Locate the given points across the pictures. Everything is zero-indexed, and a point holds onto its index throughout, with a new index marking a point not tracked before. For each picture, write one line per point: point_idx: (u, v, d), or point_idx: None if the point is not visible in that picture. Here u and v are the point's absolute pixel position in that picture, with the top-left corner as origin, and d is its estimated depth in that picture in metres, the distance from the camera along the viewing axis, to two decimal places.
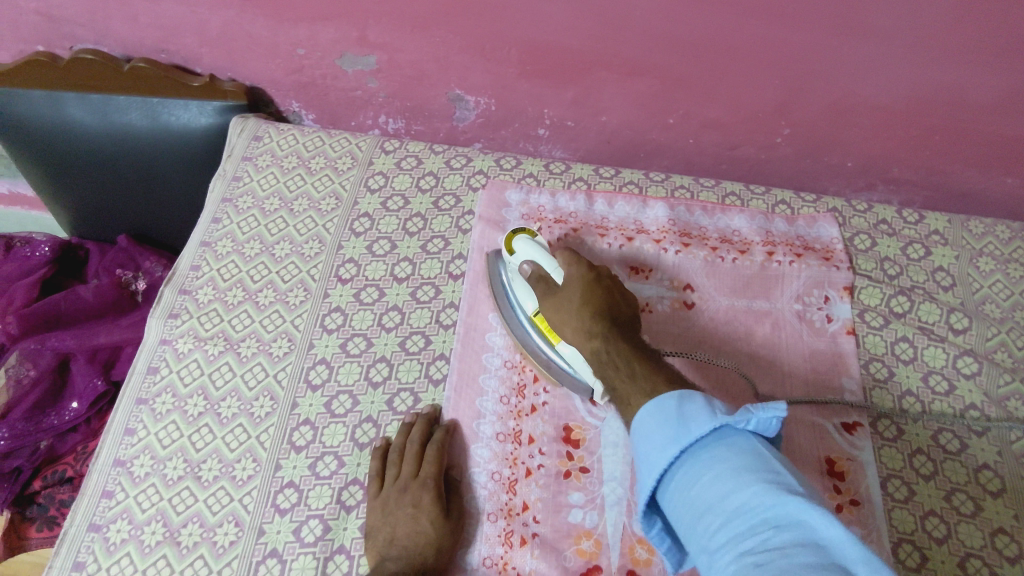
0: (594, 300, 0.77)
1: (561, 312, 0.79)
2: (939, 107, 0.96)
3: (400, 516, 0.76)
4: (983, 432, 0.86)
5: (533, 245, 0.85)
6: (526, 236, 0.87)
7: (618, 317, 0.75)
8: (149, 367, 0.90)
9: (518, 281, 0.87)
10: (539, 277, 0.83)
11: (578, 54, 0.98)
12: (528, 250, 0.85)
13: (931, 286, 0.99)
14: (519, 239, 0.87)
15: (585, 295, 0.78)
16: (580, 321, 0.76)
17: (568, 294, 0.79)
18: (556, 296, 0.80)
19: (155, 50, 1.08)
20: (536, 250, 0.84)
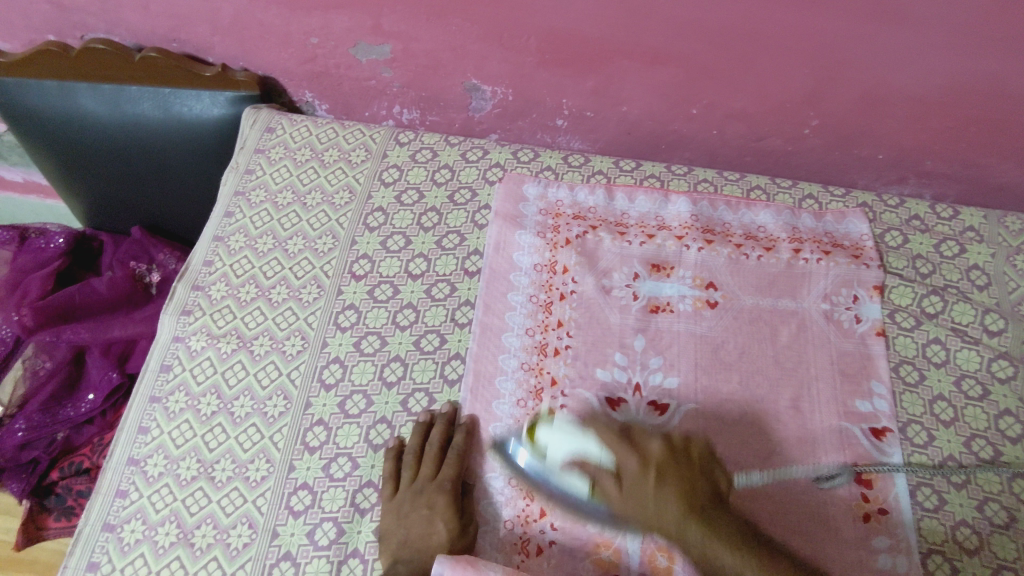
0: (663, 491, 0.67)
1: (630, 500, 0.68)
2: (980, 97, 0.92)
3: (416, 519, 0.76)
4: (1018, 439, 0.83)
5: (565, 433, 0.74)
6: (551, 427, 0.76)
7: (698, 506, 0.66)
8: (162, 364, 0.89)
9: (558, 474, 0.74)
10: (592, 473, 0.71)
11: (599, 43, 0.94)
12: (561, 438, 0.74)
13: (965, 285, 0.95)
14: (541, 434, 0.76)
15: (654, 486, 0.67)
16: (656, 513, 0.66)
17: (634, 494, 0.68)
18: (619, 490, 0.69)
19: (167, 39, 1.06)
20: (572, 439, 0.74)
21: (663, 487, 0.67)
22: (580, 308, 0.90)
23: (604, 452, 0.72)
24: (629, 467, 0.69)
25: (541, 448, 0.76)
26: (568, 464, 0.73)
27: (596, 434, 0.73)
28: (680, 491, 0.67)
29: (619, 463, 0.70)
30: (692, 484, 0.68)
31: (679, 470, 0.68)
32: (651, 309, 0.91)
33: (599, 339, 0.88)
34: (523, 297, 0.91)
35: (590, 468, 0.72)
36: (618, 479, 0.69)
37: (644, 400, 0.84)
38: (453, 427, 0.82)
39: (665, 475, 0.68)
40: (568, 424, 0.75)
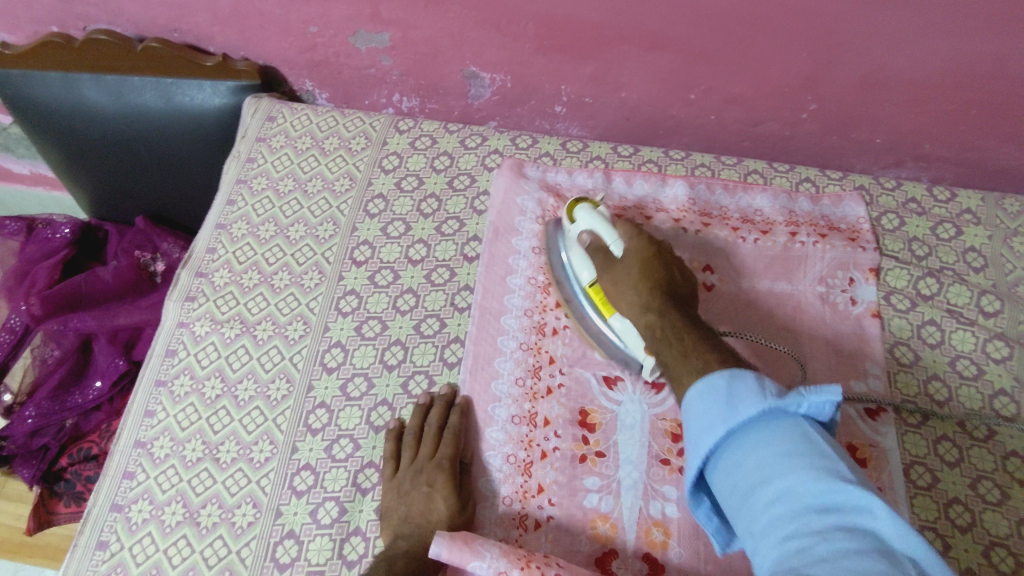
0: (645, 278, 0.76)
1: (618, 278, 0.79)
2: (978, 79, 0.91)
3: (416, 495, 0.76)
4: (1012, 419, 0.84)
5: (593, 216, 0.83)
6: (586, 206, 0.85)
7: (672, 291, 0.75)
8: (168, 349, 0.90)
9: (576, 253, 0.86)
10: (596, 248, 0.83)
11: (596, 28, 0.95)
12: (590, 221, 0.83)
13: (962, 267, 0.95)
14: (580, 212, 0.85)
15: (642, 264, 0.78)
16: (635, 287, 0.76)
17: (627, 264, 0.79)
18: (613, 267, 0.80)
19: (168, 29, 1.07)
20: (595, 222, 0.83)
21: (648, 267, 0.77)
22: None
23: (621, 241, 0.80)
24: (634, 250, 0.79)
25: (575, 219, 0.86)
26: (587, 238, 0.85)
27: (618, 228, 0.82)
28: (659, 281, 0.75)
29: (626, 244, 0.80)
30: (673, 279, 0.77)
31: (669, 267, 0.78)
32: None
33: None
34: (521, 280, 0.92)
35: (600, 244, 0.83)
36: (616, 261, 0.80)
37: (641, 380, 0.85)
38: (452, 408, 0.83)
39: (660, 265, 0.77)
40: (604, 214, 0.84)
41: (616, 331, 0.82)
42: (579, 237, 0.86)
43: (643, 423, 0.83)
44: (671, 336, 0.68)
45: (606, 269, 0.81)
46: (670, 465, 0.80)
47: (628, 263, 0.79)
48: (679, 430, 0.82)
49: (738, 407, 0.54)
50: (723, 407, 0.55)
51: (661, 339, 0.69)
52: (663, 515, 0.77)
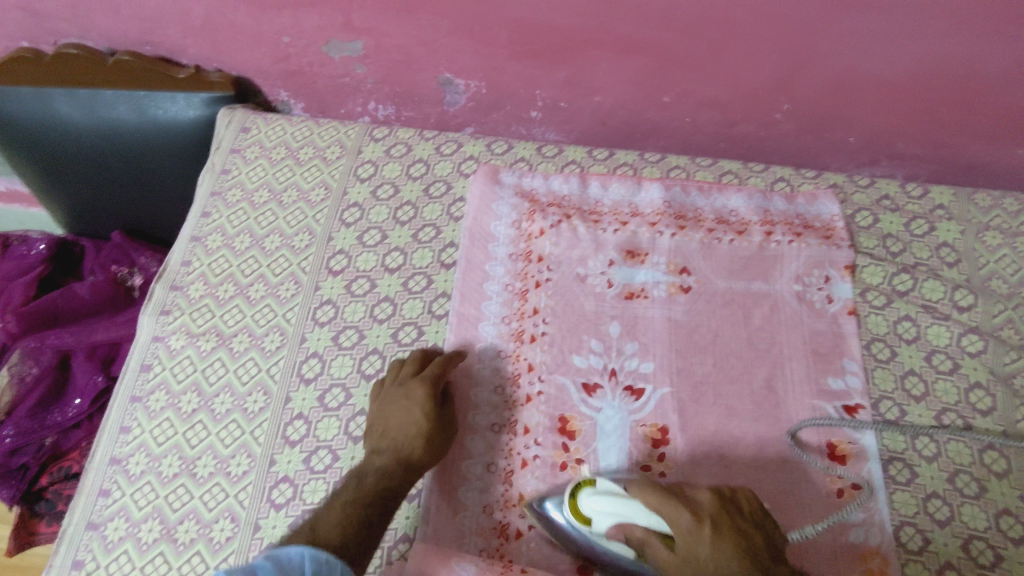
0: (724, 548, 0.65)
1: (691, 572, 0.65)
2: (945, 78, 0.92)
3: (396, 410, 0.79)
4: (988, 412, 0.84)
5: (609, 501, 0.70)
6: (594, 490, 0.72)
7: (757, 560, 0.65)
8: (143, 364, 0.90)
9: (602, 540, 0.72)
10: (638, 541, 0.69)
11: (568, 33, 0.95)
12: (608, 508, 0.70)
13: (936, 262, 0.96)
14: (586, 501, 0.71)
15: (710, 543, 0.64)
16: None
17: (688, 560, 0.65)
18: (672, 558, 0.66)
19: (140, 42, 1.07)
20: (617, 505, 0.70)
21: (722, 542, 0.65)
22: (555, 296, 0.91)
23: (656, 518, 0.68)
24: (683, 528, 0.66)
25: (585, 513, 0.72)
26: (615, 531, 0.70)
27: (640, 500, 0.68)
28: (740, 548, 0.65)
29: (673, 526, 0.66)
30: (745, 533, 0.66)
31: (730, 520, 0.67)
32: (625, 296, 0.92)
33: (575, 325, 0.89)
34: (499, 287, 0.92)
35: (639, 534, 0.68)
36: (671, 549, 0.66)
37: (620, 385, 0.85)
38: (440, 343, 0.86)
39: (722, 529, 0.66)
40: (610, 489, 0.72)
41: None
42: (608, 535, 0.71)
43: (623, 429, 0.82)
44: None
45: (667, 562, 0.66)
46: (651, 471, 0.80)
47: (694, 545, 0.65)
48: (660, 435, 0.82)
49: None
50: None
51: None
52: None
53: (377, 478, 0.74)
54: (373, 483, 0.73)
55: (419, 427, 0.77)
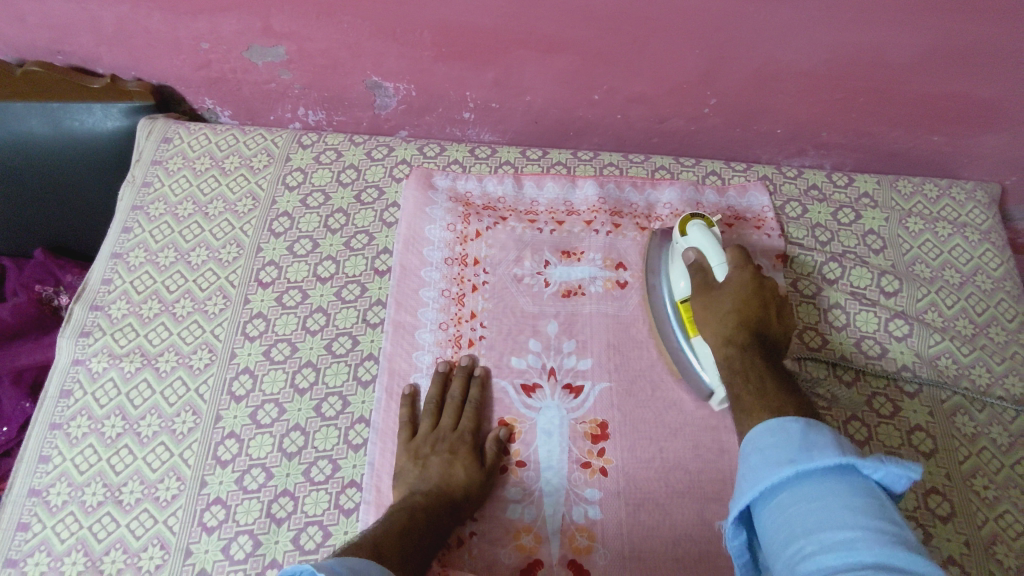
0: (740, 310, 0.75)
1: (709, 305, 0.77)
2: (863, 67, 0.94)
3: (437, 460, 0.78)
4: (915, 394, 0.86)
5: (706, 237, 0.82)
6: (701, 224, 0.84)
7: (763, 331, 0.74)
8: (62, 391, 0.86)
9: (674, 264, 0.85)
10: (695, 267, 0.81)
11: (492, 33, 0.94)
12: (698, 237, 0.82)
13: (862, 250, 0.98)
14: (693, 228, 0.84)
15: (737, 300, 0.75)
16: (723, 322, 0.75)
17: (721, 293, 0.77)
18: (706, 292, 0.78)
19: (50, 52, 1.03)
20: (709, 243, 0.81)
21: (750, 300, 0.75)
22: (492, 299, 0.91)
23: (722, 265, 0.79)
24: (736, 279, 0.77)
25: (686, 233, 0.85)
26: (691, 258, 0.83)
27: (722, 250, 0.80)
28: (753, 316, 0.74)
29: (727, 276, 0.77)
30: (767, 316, 0.75)
31: (764, 295, 0.76)
32: (563, 293, 0.92)
33: (513, 327, 0.89)
34: (435, 292, 0.91)
35: (702, 264, 0.81)
36: (714, 285, 0.78)
37: (559, 384, 0.85)
38: (472, 378, 0.85)
39: (758, 294, 0.76)
40: (715, 235, 0.82)
41: (697, 352, 0.82)
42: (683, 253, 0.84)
43: (563, 428, 0.82)
44: (751, 375, 0.69)
45: (700, 292, 0.79)
46: (592, 468, 0.80)
47: (727, 293, 0.76)
48: (599, 431, 0.82)
49: (814, 453, 0.52)
50: (796, 449, 0.53)
51: (740, 376, 0.69)
52: (587, 520, 0.77)
53: (426, 517, 0.72)
54: (423, 522, 0.71)
55: (460, 482, 0.76)
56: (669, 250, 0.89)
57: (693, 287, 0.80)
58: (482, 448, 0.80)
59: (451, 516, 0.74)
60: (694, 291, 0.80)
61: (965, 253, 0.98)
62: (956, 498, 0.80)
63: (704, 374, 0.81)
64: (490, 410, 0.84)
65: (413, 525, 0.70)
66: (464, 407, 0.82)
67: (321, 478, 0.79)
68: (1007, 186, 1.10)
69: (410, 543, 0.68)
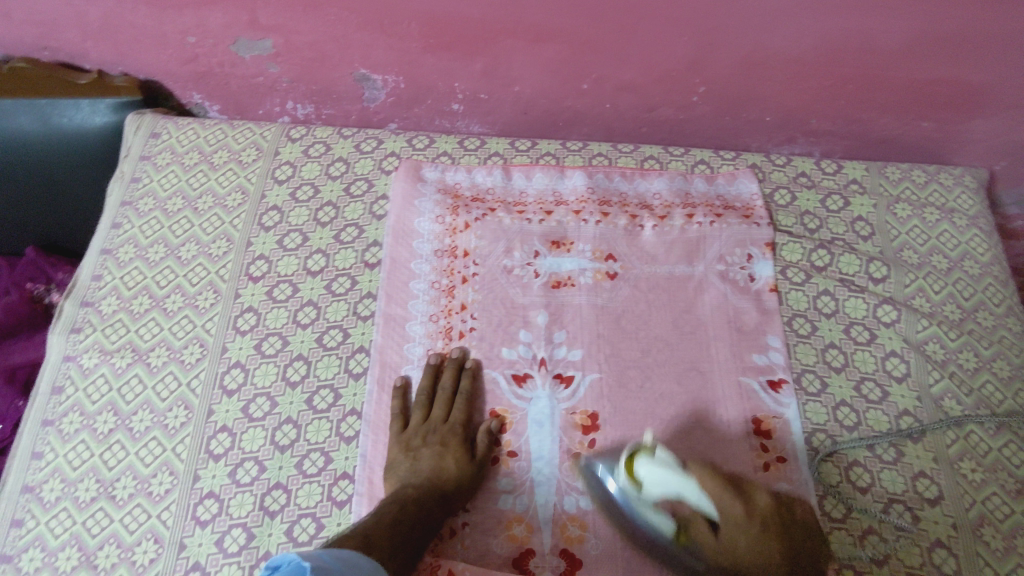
0: (761, 551, 0.67)
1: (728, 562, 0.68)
2: (852, 54, 0.94)
3: (427, 453, 0.78)
4: (903, 379, 0.87)
5: (665, 473, 0.70)
6: (649, 459, 0.71)
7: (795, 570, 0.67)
8: (54, 386, 0.86)
9: (646, 511, 0.72)
10: (684, 514, 0.70)
11: (480, 24, 0.94)
12: (660, 477, 0.70)
13: (851, 236, 0.99)
14: (641, 467, 0.71)
15: (755, 546, 0.67)
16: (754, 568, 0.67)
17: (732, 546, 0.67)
18: (714, 542, 0.68)
19: (37, 47, 1.02)
20: (673, 479, 0.70)
21: (766, 542, 0.67)
22: (482, 290, 0.91)
23: (707, 499, 0.69)
24: (733, 518, 0.67)
25: (639, 477, 0.72)
26: (666, 503, 0.70)
27: (696, 480, 0.69)
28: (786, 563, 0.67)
29: (721, 511, 0.68)
30: (790, 547, 0.67)
31: (772, 521, 0.68)
32: (552, 285, 0.92)
33: (503, 317, 0.89)
34: (425, 285, 0.91)
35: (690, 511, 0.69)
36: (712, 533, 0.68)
37: (550, 373, 0.85)
38: (462, 370, 0.85)
39: (769, 527, 0.68)
40: (670, 462, 0.71)
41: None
42: (652, 504, 0.72)
43: (554, 418, 0.83)
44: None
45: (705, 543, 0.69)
46: (582, 458, 0.80)
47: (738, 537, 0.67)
48: (590, 420, 0.83)
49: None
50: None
51: None
52: (578, 509, 0.77)
53: (418, 508, 0.72)
54: (414, 515, 0.72)
55: (451, 475, 0.76)
56: (612, 461, 0.76)
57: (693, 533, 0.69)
58: (473, 441, 0.81)
59: (442, 509, 0.74)
60: (698, 539, 0.69)
61: (953, 238, 0.98)
62: (944, 481, 0.80)
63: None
64: (480, 403, 0.84)
65: (405, 520, 0.70)
66: (454, 401, 0.83)
67: (314, 470, 0.80)
68: (996, 170, 1.10)
69: (401, 535, 0.69)
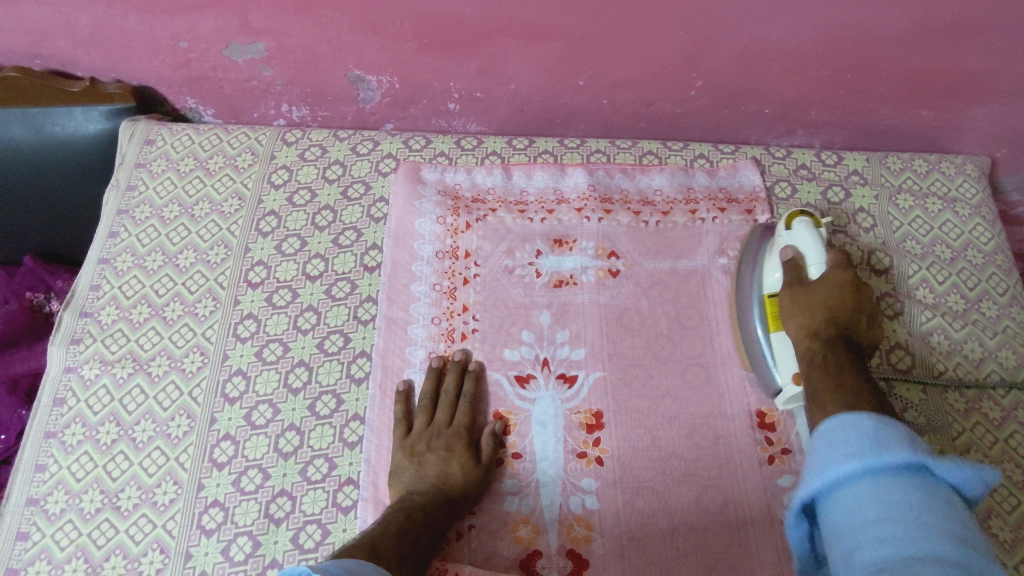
0: (825, 308, 0.75)
1: (803, 301, 0.78)
2: (850, 45, 0.93)
3: (432, 457, 0.78)
4: (908, 371, 0.86)
5: (811, 235, 0.82)
6: (810, 222, 0.83)
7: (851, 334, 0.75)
8: (55, 399, 0.86)
9: (773, 255, 0.85)
10: (790, 265, 0.82)
11: (473, 22, 0.93)
12: (806, 233, 0.82)
13: (853, 228, 0.98)
14: (800, 221, 0.84)
15: (833, 293, 0.76)
16: (822, 300, 0.76)
17: (818, 284, 0.78)
18: (798, 289, 0.79)
19: (28, 56, 1.01)
20: (810, 242, 0.81)
21: (848, 300, 0.75)
22: (483, 291, 0.90)
23: (821, 262, 0.80)
24: (833, 275, 0.77)
25: (791, 228, 0.85)
26: (789, 251, 0.83)
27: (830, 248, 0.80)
28: (841, 320, 0.75)
29: (823, 275, 0.78)
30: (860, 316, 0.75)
31: (857, 306, 0.76)
32: (554, 284, 0.91)
33: (505, 319, 0.89)
34: (426, 287, 0.91)
35: (798, 258, 0.82)
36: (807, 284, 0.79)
37: (553, 374, 0.85)
38: (466, 373, 0.85)
39: (856, 294, 0.76)
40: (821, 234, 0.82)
41: (772, 346, 0.82)
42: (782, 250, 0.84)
43: (558, 419, 0.82)
44: (831, 369, 0.71)
45: (790, 285, 0.81)
46: (587, 458, 0.80)
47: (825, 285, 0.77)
48: (594, 420, 0.82)
49: (885, 450, 0.53)
50: (864, 444, 0.54)
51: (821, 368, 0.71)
52: (584, 510, 0.77)
53: (423, 516, 0.72)
54: (420, 523, 0.72)
55: (457, 480, 0.76)
56: (769, 245, 0.89)
57: (786, 281, 0.82)
58: (478, 443, 0.81)
59: (448, 514, 0.74)
60: (785, 284, 0.81)
61: (956, 229, 0.98)
62: None
63: (776, 372, 0.82)
64: (484, 404, 0.84)
65: (411, 527, 0.71)
66: (458, 403, 0.82)
67: (318, 477, 0.80)
68: (998, 158, 1.09)
69: (407, 545, 0.69)
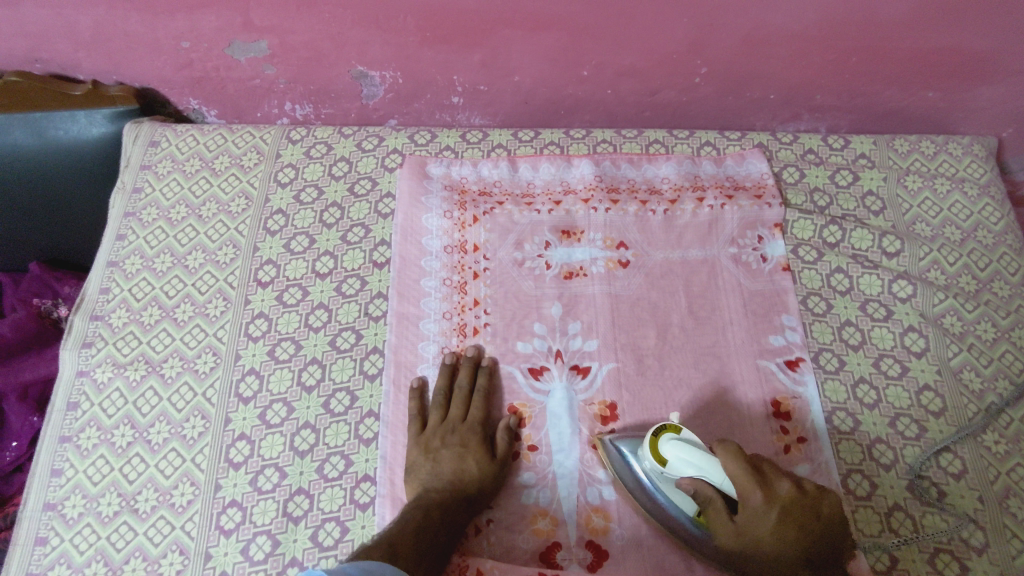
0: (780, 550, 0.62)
1: (741, 544, 0.64)
2: (855, 28, 0.93)
3: (447, 454, 0.78)
4: (922, 354, 0.86)
5: (685, 450, 0.67)
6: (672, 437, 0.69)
7: (813, 560, 0.62)
8: (69, 403, 0.85)
9: (670, 489, 0.71)
10: (704, 497, 0.67)
11: (476, 14, 0.92)
12: (681, 454, 0.67)
13: (862, 212, 0.98)
14: (666, 445, 0.69)
15: (771, 526, 0.62)
16: (768, 545, 0.63)
17: (748, 530, 0.64)
18: (730, 526, 0.65)
19: (30, 60, 1.01)
20: (696, 461, 0.66)
21: (788, 530, 0.62)
22: (494, 284, 0.90)
23: (730, 483, 0.65)
24: (750, 504, 0.63)
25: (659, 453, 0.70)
26: (688, 484, 0.68)
27: (721, 464, 0.65)
28: (802, 546, 0.62)
29: (742, 498, 0.64)
30: (814, 533, 0.62)
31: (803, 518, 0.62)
32: (565, 276, 0.91)
33: (517, 312, 0.88)
34: (436, 282, 0.90)
35: (710, 496, 0.66)
36: (733, 519, 0.65)
37: (567, 366, 0.85)
38: (479, 368, 0.84)
39: (793, 514, 0.62)
40: (694, 442, 0.68)
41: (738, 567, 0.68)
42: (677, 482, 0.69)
43: (573, 410, 0.82)
44: None
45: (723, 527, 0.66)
46: None
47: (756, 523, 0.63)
48: (609, 412, 0.82)
49: None
50: None
51: None
52: (602, 501, 0.77)
53: (442, 513, 0.72)
54: (438, 521, 0.71)
55: (473, 476, 0.76)
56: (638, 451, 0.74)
57: (712, 518, 0.67)
58: (492, 439, 0.81)
59: (465, 510, 0.74)
60: (714, 523, 0.66)
61: (965, 209, 0.97)
62: (967, 455, 0.80)
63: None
64: (499, 400, 0.84)
65: (429, 524, 0.71)
66: (472, 400, 0.82)
67: (335, 474, 0.79)
68: (1004, 138, 1.09)
69: (426, 541, 0.69)
